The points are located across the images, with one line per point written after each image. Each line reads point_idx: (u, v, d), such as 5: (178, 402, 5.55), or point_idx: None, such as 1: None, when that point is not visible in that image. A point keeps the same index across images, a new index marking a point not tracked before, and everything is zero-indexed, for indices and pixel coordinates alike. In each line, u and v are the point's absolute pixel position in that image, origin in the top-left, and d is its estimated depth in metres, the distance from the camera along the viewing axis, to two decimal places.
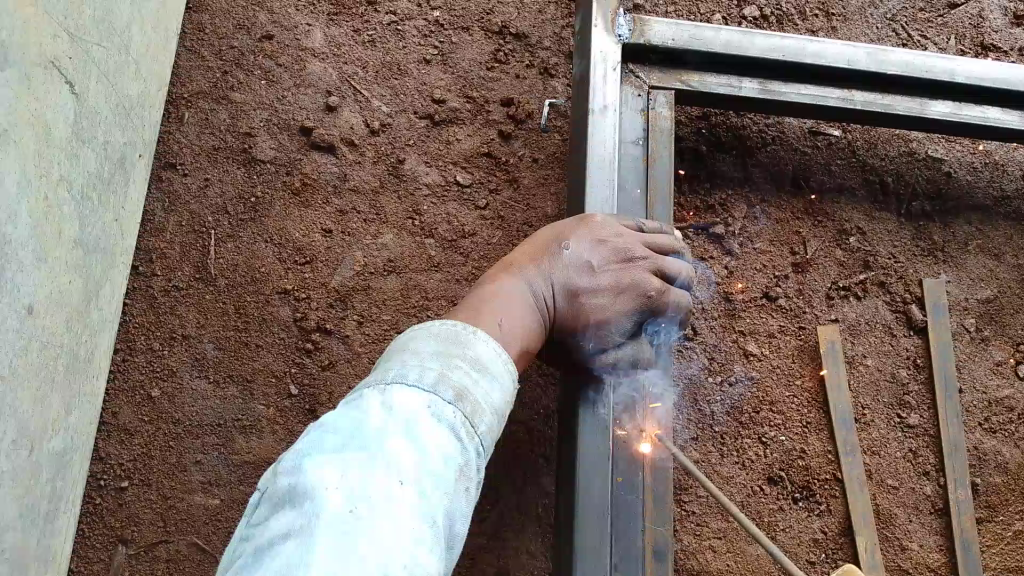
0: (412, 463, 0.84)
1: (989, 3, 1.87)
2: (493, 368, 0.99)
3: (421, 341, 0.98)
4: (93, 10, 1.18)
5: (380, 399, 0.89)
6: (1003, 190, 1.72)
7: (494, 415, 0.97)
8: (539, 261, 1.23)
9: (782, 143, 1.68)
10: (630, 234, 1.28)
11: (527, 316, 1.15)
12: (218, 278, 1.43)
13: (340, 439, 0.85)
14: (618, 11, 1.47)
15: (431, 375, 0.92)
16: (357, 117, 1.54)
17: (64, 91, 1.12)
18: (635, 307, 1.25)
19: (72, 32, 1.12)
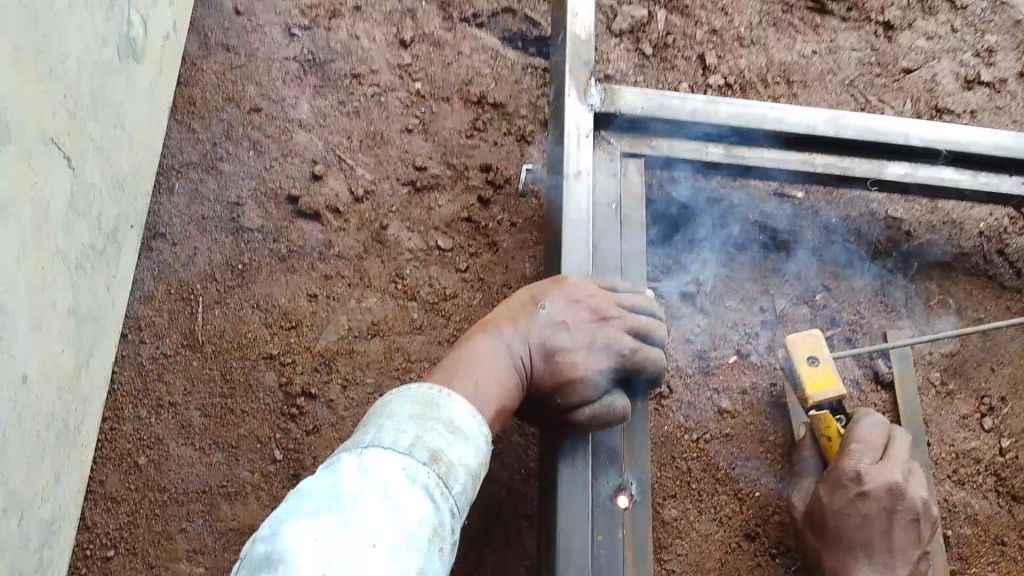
0: (385, 525, 0.87)
1: (941, 69, 1.97)
2: (467, 429, 1.03)
3: (398, 406, 1.03)
4: (90, 88, 1.21)
5: (355, 464, 0.93)
6: (962, 247, 1.81)
7: (468, 478, 1.00)
8: (517, 320, 1.29)
9: (749, 205, 1.76)
10: (602, 294, 1.34)
11: (503, 374, 1.20)
12: (205, 344, 1.46)
13: (316, 504, 0.88)
14: (591, 79, 1.55)
15: (406, 439, 0.96)
16: (341, 185, 1.60)
17: (58, 163, 1.14)
18: (611, 364, 1.28)
19: (71, 110, 1.16)
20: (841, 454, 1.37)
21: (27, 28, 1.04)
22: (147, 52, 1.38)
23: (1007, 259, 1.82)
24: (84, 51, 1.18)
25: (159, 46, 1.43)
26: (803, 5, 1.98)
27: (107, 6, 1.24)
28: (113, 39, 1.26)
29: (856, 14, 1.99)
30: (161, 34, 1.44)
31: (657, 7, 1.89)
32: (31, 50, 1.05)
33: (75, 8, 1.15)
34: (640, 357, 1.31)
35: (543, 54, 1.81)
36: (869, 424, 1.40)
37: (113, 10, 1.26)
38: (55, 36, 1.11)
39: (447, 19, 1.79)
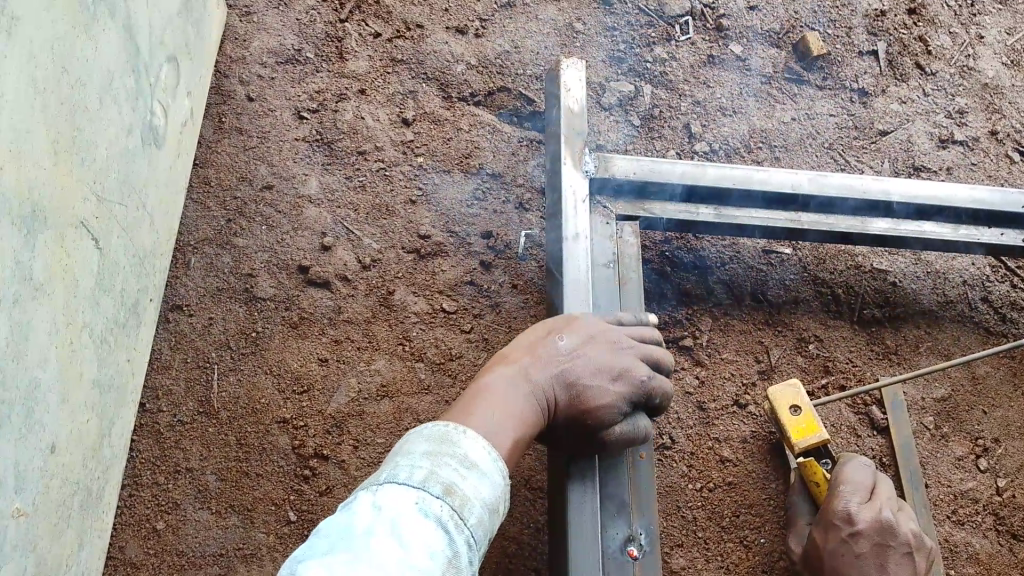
0: (397, 557, 0.91)
1: (916, 130, 2.10)
2: (482, 464, 1.07)
3: (413, 444, 1.07)
4: (117, 174, 1.27)
5: (370, 499, 0.97)
6: (947, 295, 1.88)
7: (483, 511, 1.04)
8: (534, 354, 1.31)
9: (739, 261, 1.84)
10: (613, 328, 1.40)
11: (524, 410, 1.22)
12: (220, 410, 1.52)
13: (333, 539, 0.93)
14: (582, 149, 1.64)
15: (419, 474, 1.01)
16: (350, 255, 1.69)
17: (88, 244, 1.21)
18: (631, 391, 1.34)
19: (100, 195, 1.22)
20: (831, 496, 1.40)
21: (65, 121, 1.11)
22: (166, 138, 1.46)
23: (991, 305, 1.90)
24: (114, 140, 1.25)
25: (177, 132, 1.52)
26: (781, 75, 2.10)
27: (132, 98, 1.30)
28: (139, 128, 1.34)
29: (831, 82, 2.12)
30: (179, 122, 1.53)
31: (642, 81, 2.02)
32: (65, 143, 1.11)
33: (106, 102, 1.22)
34: (656, 387, 1.39)
35: (537, 127, 1.92)
36: (859, 465, 1.46)
37: (139, 102, 1.33)
38: (89, 128, 1.17)
39: (447, 99, 1.91)
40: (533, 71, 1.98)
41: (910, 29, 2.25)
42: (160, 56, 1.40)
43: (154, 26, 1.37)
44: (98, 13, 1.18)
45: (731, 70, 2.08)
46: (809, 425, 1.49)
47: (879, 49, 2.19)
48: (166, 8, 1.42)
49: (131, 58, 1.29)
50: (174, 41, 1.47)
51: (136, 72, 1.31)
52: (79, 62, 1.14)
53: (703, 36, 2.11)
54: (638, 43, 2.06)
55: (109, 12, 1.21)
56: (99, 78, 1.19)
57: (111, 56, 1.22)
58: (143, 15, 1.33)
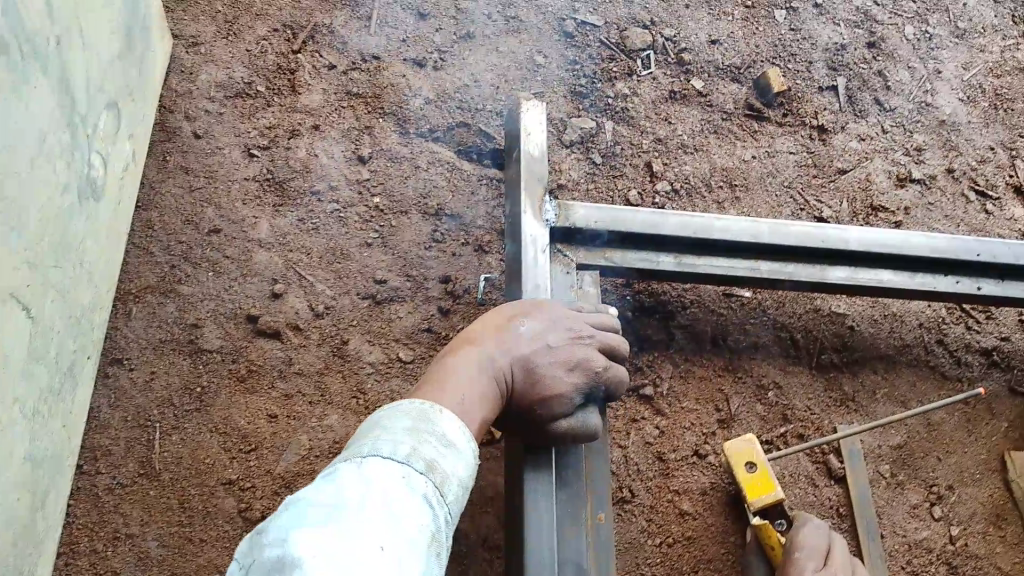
0: (391, 529, 0.96)
1: (875, 168, 2.10)
2: (457, 443, 1.12)
3: (391, 420, 1.10)
4: (53, 237, 1.19)
5: (357, 473, 1.00)
6: (904, 338, 1.90)
7: (458, 487, 1.09)
8: (496, 338, 1.36)
9: (700, 306, 1.83)
10: (574, 317, 1.46)
11: (484, 391, 1.27)
12: (162, 472, 1.46)
13: (325, 509, 0.95)
14: (545, 196, 1.61)
15: (403, 451, 1.05)
16: (302, 302, 1.63)
17: (19, 318, 1.12)
18: (586, 381, 1.40)
19: (33, 263, 1.14)
20: (787, 562, 1.39)
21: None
22: (106, 186, 1.38)
23: (946, 348, 1.91)
24: (48, 201, 1.17)
25: (119, 176, 1.43)
26: (742, 112, 2.08)
27: (67, 152, 1.22)
28: (75, 183, 1.25)
29: (791, 119, 2.10)
30: (121, 164, 1.44)
31: (604, 118, 1.99)
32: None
33: (38, 162, 1.14)
34: (611, 377, 1.45)
35: (496, 164, 1.87)
36: (814, 527, 1.45)
37: (76, 155, 1.25)
38: (18, 192, 1.09)
39: (404, 135, 1.86)
40: (493, 106, 1.93)
41: (870, 63, 2.23)
42: (98, 103, 1.32)
43: (91, 73, 1.29)
44: (28, 69, 1.11)
45: (693, 106, 2.06)
46: (765, 484, 1.52)
47: (839, 84, 2.18)
48: (103, 51, 1.34)
49: (66, 111, 1.21)
50: (113, 84, 1.39)
51: (71, 125, 1.23)
52: (6, 125, 1.05)
53: (665, 71, 2.08)
54: (599, 78, 2.03)
55: (41, 65, 1.13)
56: (30, 138, 1.11)
57: (43, 111, 1.14)
58: (80, 64, 1.25)
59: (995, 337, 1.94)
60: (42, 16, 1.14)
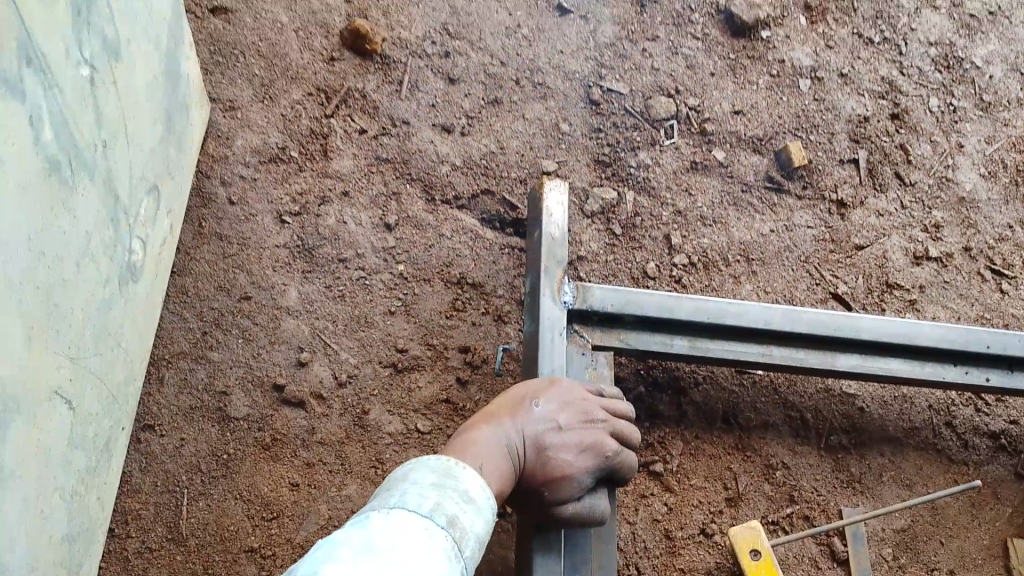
0: (413, 571, 1.01)
1: (892, 245, 2.11)
2: (477, 500, 1.18)
3: (418, 475, 1.17)
4: (93, 328, 1.33)
5: (385, 520, 1.06)
6: (913, 421, 1.92)
7: (476, 543, 1.14)
8: (514, 412, 1.40)
9: (712, 382, 1.87)
10: (589, 398, 1.50)
11: (500, 464, 1.30)
12: (189, 536, 1.51)
13: (354, 547, 1.01)
14: (563, 280, 1.67)
15: (428, 504, 1.11)
16: (326, 370, 1.69)
17: (64, 412, 1.24)
18: (595, 465, 1.43)
19: (73, 357, 1.26)
20: None
21: (43, 302, 1.17)
22: (144, 266, 1.54)
23: (955, 431, 1.93)
24: (90, 300, 1.32)
25: (156, 253, 1.60)
26: (762, 185, 2.11)
27: (110, 246, 1.39)
28: (116, 275, 1.42)
29: (811, 193, 2.13)
30: (159, 241, 1.61)
31: (626, 187, 2.03)
32: (42, 321, 1.17)
33: (83, 263, 1.30)
34: (619, 460, 1.48)
35: (521, 234, 1.91)
36: None
37: (117, 249, 1.42)
38: (66, 299, 1.24)
39: (430, 201, 1.90)
40: (518, 173, 1.98)
41: (892, 136, 2.26)
42: (139, 194, 1.51)
43: (133, 168, 1.49)
44: (76, 181, 1.28)
45: (714, 177, 2.09)
46: (770, 572, 1.56)
47: (861, 157, 2.20)
48: (145, 145, 1.53)
49: (109, 209, 1.39)
50: (154, 171, 1.59)
51: (113, 221, 1.40)
52: (57, 237, 1.22)
53: (687, 141, 2.12)
54: (622, 147, 2.08)
55: (88, 174, 1.32)
56: (76, 243, 1.28)
57: (87, 216, 1.31)
58: (122, 163, 1.44)
59: (1003, 420, 1.96)
60: (90, 129, 1.32)
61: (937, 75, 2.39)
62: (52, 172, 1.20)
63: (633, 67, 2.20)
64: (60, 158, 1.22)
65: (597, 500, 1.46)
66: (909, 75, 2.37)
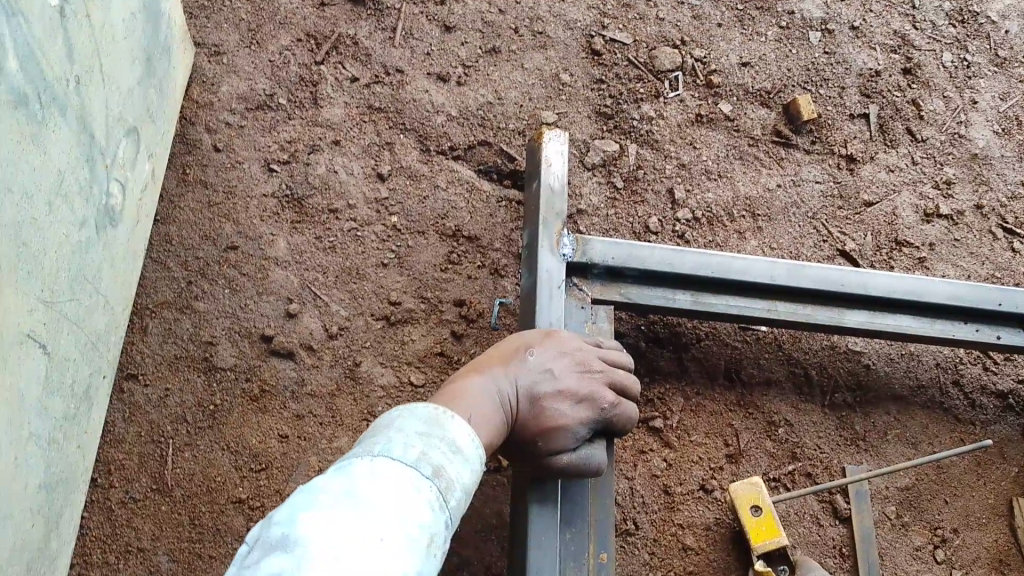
0: (392, 522, 0.96)
1: (902, 201, 2.04)
2: (465, 450, 1.12)
3: (404, 422, 1.11)
4: (68, 272, 1.30)
5: (367, 467, 1.02)
6: (919, 379, 1.87)
7: (462, 494, 1.09)
8: (508, 363, 1.36)
9: (714, 338, 1.82)
10: (587, 350, 1.45)
11: (491, 413, 1.25)
12: (174, 487, 1.48)
13: (333, 497, 0.97)
14: (562, 232, 1.63)
15: (413, 453, 1.06)
16: (316, 322, 1.64)
17: (37, 356, 1.21)
18: (591, 417, 1.39)
19: (47, 301, 1.22)
20: None
21: (9, 240, 1.13)
22: (125, 211, 1.51)
23: (962, 390, 1.88)
24: (63, 241, 1.28)
25: (137, 198, 1.57)
26: (769, 139, 2.05)
27: (85, 186, 1.35)
28: (93, 216, 1.38)
29: (820, 147, 2.07)
30: (140, 187, 1.58)
31: (627, 140, 1.97)
32: (9, 259, 1.12)
33: (55, 203, 1.25)
34: (619, 411, 1.44)
35: (518, 186, 1.86)
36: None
37: (93, 190, 1.38)
38: (35, 238, 1.20)
39: (425, 152, 1.84)
40: (515, 125, 1.91)
41: (904, 91, 2.19)
42: (116, 135, 1.47)
43: (110, 107, 1.44)
44: (47, 116, 1.23)
45: (718, 130, 2.03)
46: (769, 529, 1.52)
47: (871, 111, 2.14)
48: (122, 84, 1.49)
49: (84, 148, 1.34)
50: (133, 113, 1.54)
51: (89, 161, 1.36)
52: (25, 173, 1.17)
53: (692, 94, 2.06)
54: (625, 99, 2.01)
55: (60, 109, 1.27)
56: (47, 181, 1.23)
57: (60, 156, 1.27)
58: (97, 101, 1.39)
59: (1012, 380, 1.90)
60: (61, 62, 1.27)
61: (951, 29, 2.31)
62: (19, 105, 1.15)
63: (637, 17, 2.13)
64: (27, 91, 1.17)
65: (597, 451, 1.41)
66: (922, 29, 2.29)
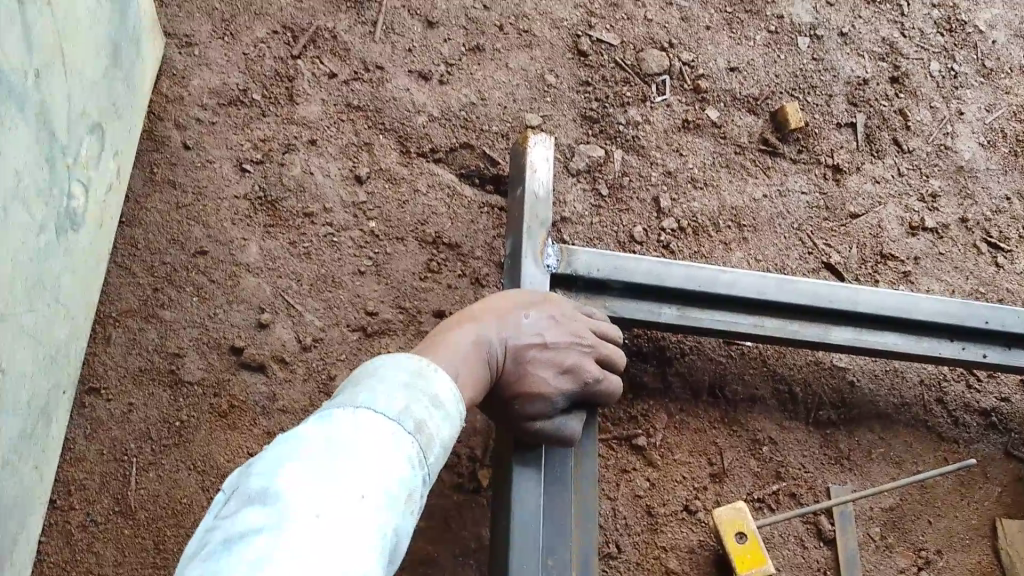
0: (373, 478, 0.94)
1: (887, 214, 1.99)
2: (448, 406, 1.10)
3: (387, 372, 1.08)
4: (26, 279, 1.23)
5: (351, 420, 0.99)
6: (902, 397, 1.85)
7: (442, 449, 1.08)
8: (500, 318, 1.38)
9: (699, 352, 1.77)
10: (580, 319, 1.46)
11: (474, 365, 1.27)
12: (138, 510, 1.40)
13: (315, 450, 0.94)
14: (546, 241, 1.56)
15: (396, 406, 1.03)
16: (289, 333, 1.56)
17: None
18: (573, 387, 1.40)
19: (1, 314, 1.15)
20: None
21: None
22: (88, 213, 1.43)
23: (945, 408, 1.87)
24: (20, 248, 1.20)
25: (101, 199, 1.49)
26: (756, 147, 1.99)
27: (45, 188, 1.27)
28: (53, 220, 1.30)
29: (806, 156, 2.01)
30: (105, 187, 1.50)
31: (614, 145, 1.91)
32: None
33: (12, 208, 1.17)
34: (603, 386, 1.44)
35: (501, 191, 1.79)
36: None
37: (54, 190, 1.30)
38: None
39: (405, 153, 1.76)
40: (499, 127, 1.84)
41: (891, 100, 2.14)
42: (80, 131, 1.38)
43: (73, 101, 1.36)
44: (4, 115, 1.14)
45: (706, 137, 1.97)
46: (755, 556, 1.49)
47: (858, 121, 2.08)
48: (86, 75, 1.40)
49: (44, 148, 1.26)
50: (98, 107, 1.46)
51: (49, 160, 1.28)
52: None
53: (679, 98, 2.00)
54: (611, 102, 1.95)
55: (18, 106, 1.18)
56: (4, 186, 1.15)
57: (18, 153, 1.19)
58: (59, 95, 1.31)
59: (994, 398, 1.90)
60: (19, 55, 1.18)
61: (939, 37, 2.27)
62: None
63: (624, 18, 2.07)
64: None
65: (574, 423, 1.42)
66: (911, 37, 2.24)
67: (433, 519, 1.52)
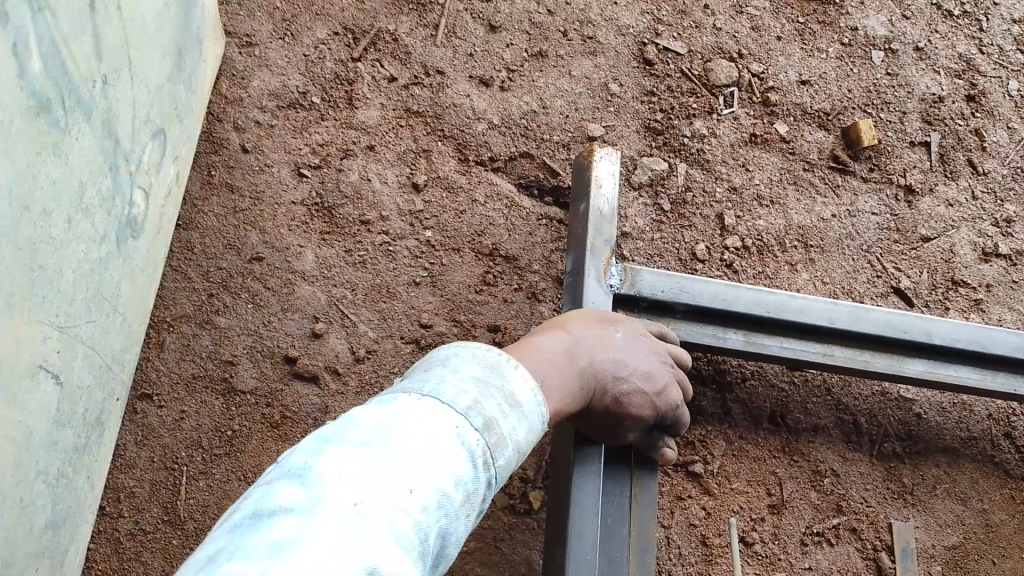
0: (426, 473, 0.84)
1: (960, 238, 1.89)
2: (524, 406, 0.98)
3: (461, 363, 0.98)
4: (86, 291, 1.22)
5: (412, 409, 0.90)
6: (970, 430, 1.74)
7: (513, 453, 0.96)
8: (585, 331, 1.27)
9: (760, 377, 1.71)
10: (658, 341, 1.38)
11: (567, 376, 1.15)
12: (187, 520, 1.38)
13: (366, 433, 0.85)
14: (610, 261, 1.51)
15: (464, 400, 0.93)
16: (343, 343, 1.53)
17: (49, 388, 1.14)
18: (657, 400, 1.31)
19: (62, 327, 1.15)
20: None
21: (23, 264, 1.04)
22: (147, 220, 1.42)
23: (1013, 443, 1.75)
24: (81, 259, 1.20)
25: (159, 205, 1.48)
26: (826, 164, 1.91)
27: (106, 197, 1.26)
28: (114, 229, 1.29)
29: (878, 175, 1.92)
30: (163, 193, 1.49)
31: (678, 159, 1.85)
32: (24, 287, 1.04)
33: (75, 218, 1.16)
34: (678, 412, 1.37)
35: (560, 203, 1.73)
36: None
37: (116, 200, 1.29)
38: (52, 260, 1.11)
39: (463, 162, 1.72)
40: (560, 136, 1.79)
41: (967, 119, 2.04)
42: (142, 140, 1.37)
43: (137, 107, 1.34)
44: (70, 123, 1.13)
45: (774, 153, 1.90)
46: None
47: (932, 140, 1.99)
48: (151, 81, 1.39)
49: (107, 155, 1.25)
50: (161, 113, 1.45)
51: (112, 169, 1.27)
52: (46, 188, 1.08)
53: (748, 111, 1.93)
54: (677, 114, 1.89)
55: (84, 113, 1.17)
56: (69, 197, 1.14)
57: (82, 165, 1.17)
58: (124, 101, 1.29)
59: None
60: (88, 61, 1.17)
61: (1019, 54, 2.15)
62: (42, 112, 1.06)
63: (693, 25, 2.00)
64: (51, 96, 1.07)
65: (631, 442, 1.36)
66: (989, 53, 2.14)
67: (481, 541, 1.48)
